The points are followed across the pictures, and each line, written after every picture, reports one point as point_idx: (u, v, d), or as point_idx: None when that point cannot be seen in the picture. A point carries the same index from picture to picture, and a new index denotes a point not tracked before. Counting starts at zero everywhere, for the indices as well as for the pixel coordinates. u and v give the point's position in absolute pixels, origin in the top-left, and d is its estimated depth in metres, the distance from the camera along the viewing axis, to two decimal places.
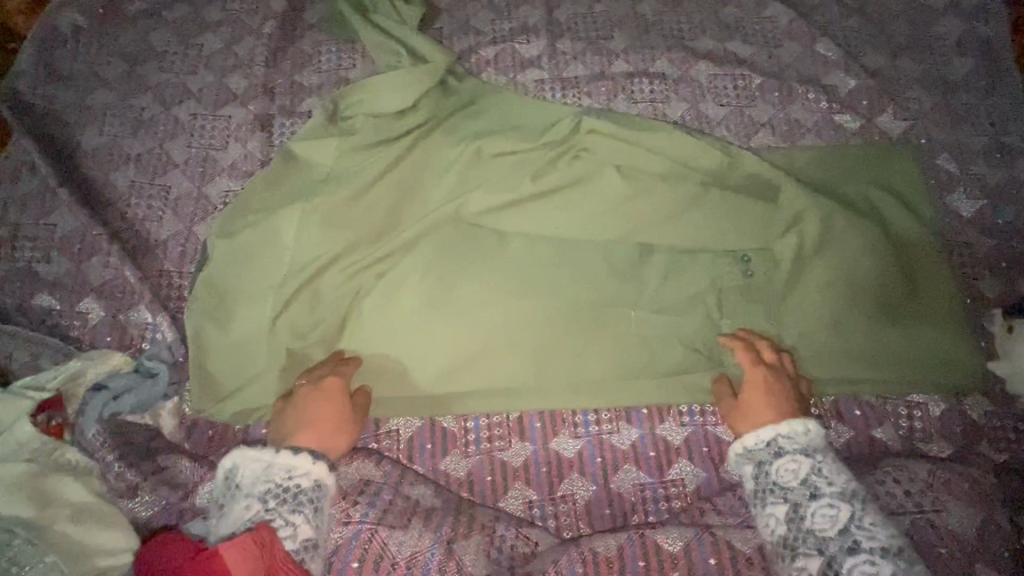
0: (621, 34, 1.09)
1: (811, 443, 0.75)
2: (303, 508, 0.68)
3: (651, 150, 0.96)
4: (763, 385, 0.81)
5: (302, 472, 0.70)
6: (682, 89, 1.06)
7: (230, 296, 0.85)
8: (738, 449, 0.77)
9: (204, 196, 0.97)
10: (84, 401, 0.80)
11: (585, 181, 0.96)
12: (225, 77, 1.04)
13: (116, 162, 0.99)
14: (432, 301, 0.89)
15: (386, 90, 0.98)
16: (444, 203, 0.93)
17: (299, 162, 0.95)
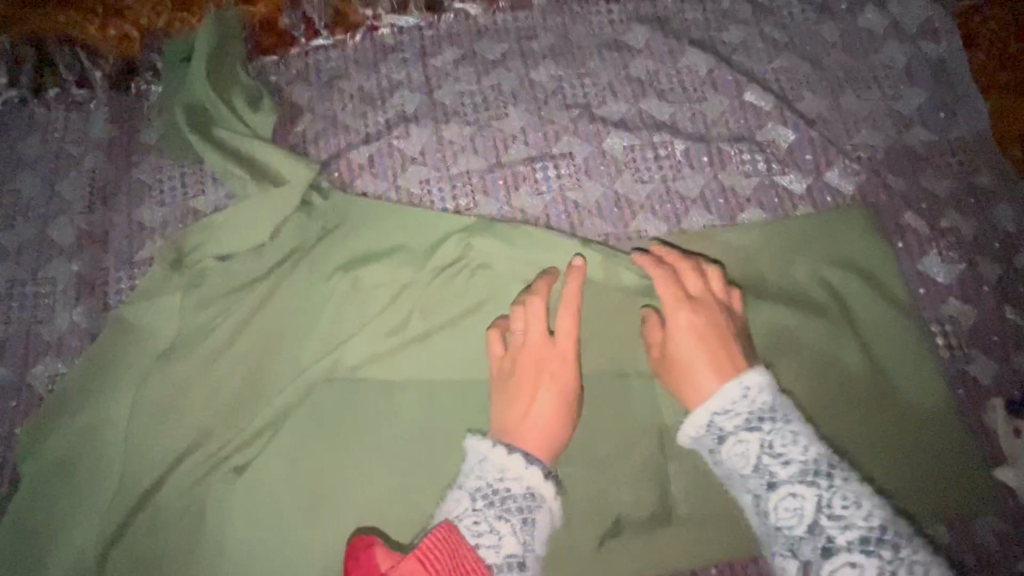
0: (515, 110, 0.93)
1: (755, 412, 0.63)
2: (509, 517, 0.59)
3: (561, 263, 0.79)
4: (693, 340, 0.70)
5: (514, 476, 0.62)
6: (595, 169, 0.89)
7: (59, 517, 0.69)
8: (684, 440, 0.68)
9: (26, 387, 0.79)
10: None
11: (484, 308, 0.79)
12: (48, 228, 0.87)
13: None
14: (309, 494, 0.72)
15: (234, 227, 0.80)
16: (313, 362, 0.76)
17: (131, 332, 0.77)
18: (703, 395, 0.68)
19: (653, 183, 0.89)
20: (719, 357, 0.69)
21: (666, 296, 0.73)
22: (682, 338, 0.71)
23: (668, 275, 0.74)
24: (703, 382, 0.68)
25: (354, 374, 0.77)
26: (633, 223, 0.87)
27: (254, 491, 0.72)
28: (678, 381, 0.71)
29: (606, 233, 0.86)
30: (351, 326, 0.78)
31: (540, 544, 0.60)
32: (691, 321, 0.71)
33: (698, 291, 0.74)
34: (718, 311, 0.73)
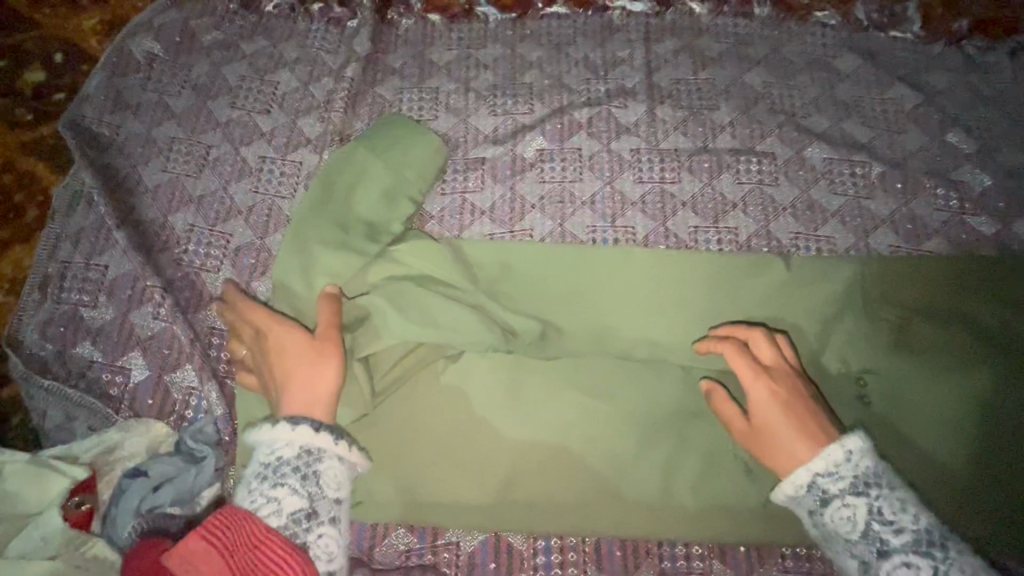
0: (726, 104, 1.00)
1: (860, 476, 0.62)
2: (285, 481, 0.58)
3: (752, 261, 0.87)
4: (774, 411, 0.68)
5: (283, 444, 0.60)
6: (793, 172, 0.96)
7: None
8: (779, 498, 0.65)
9: (265, 248, 0.89)
10: (120, 486, 0.68)
11: (676, 273, 0.85)
12: (299, 119, 0.98)
13: (178, 202, 0.92)
14: (500, 396, 0.78)
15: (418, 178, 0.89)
16: (518, 288, 0.84)
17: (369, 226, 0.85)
18: (798, 459, 0.65)
19: (846, 197, 0.94)
20: (804, 421, 0.66)
21: (744, 369, 0.70)
22: (764, 410, 0.68)
23: (737, 348, 0.72)
24: (791, 453, 0.65)
25: (552, 304, 0.83)
26: (823, 229, 0.92)
27: (454, 383, 0.79)
28: (764, 447, 0.68)
29: (797, 232, 0.92)
30: (554, 265, 0.85)
31: (333, 488, 0.60)
32: (770, 392, 0.69)
33: (770, 361, 0.72)
34: (794, 378, 0.70)
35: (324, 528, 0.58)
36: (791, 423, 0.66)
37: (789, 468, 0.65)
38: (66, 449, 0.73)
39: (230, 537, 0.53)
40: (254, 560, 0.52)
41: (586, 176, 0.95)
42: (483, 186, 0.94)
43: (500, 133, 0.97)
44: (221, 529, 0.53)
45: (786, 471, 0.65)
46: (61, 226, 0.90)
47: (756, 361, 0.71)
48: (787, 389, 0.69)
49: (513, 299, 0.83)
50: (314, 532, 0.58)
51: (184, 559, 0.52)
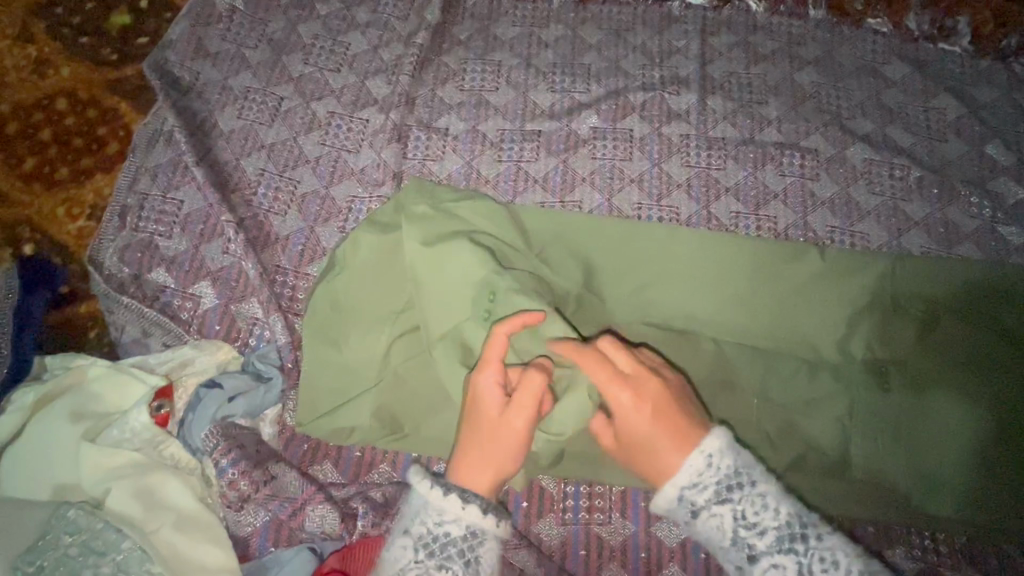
0: (775, 100, 1.04)
1: (722, 480, 0.61)
2: (450, 565, 0.57)
3: (790, 250, 0.91)
4: (642, 420, 0.64)
5: (451, 518, 0.59)
6: (834, 169, 1.00)
7: (346, 319, 0.79)
8: (657, 511, 0.63)
9: (329, 197, 0.95)
10: (195, 395, 0.75)
11: (718, 254, 0.90)
12: (368, 80, 1.03)
13: (250, 147, 0.98)
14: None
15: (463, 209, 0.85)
16: (568, 254, 0.88)
17: (435, 185, 0.89)
18: (667, 474, 0.62)
19: (883, 197, 0.98)
20: (671, 427, 0.63)
21: (603, 374, 0.65)
22: (630, 421, 0.64)
23: (603, 354, 0.66)
24: (665, 466, 0.62)
25: (599, 274, 0.89)
26: (859, 226, 0.96)
27: None
28: (642, 462, 0.64)
29: (834, 226, 0.96)
30: (600, 238, 0.90)
31: (488, 573, 0.59)
32: (635, 401, 0.64)
33: (631, 366, 0.66)
34: (661, 382, 0.66)
35: None
36: (653, 434, 0.63)
37: (663, 482, 0.62)
38: (141, 359, 0.79)
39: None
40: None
41: (636, 156, 0.99)
42: (537, 157, 0.99)
43: (557, 109, 1.02)
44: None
45: (658, 486, 0.63)
46: (142, 160, 0.96)
47: (619, 366, 0.66)
48: (653, 397, 0.64)
49: (564, 264, 0.88)
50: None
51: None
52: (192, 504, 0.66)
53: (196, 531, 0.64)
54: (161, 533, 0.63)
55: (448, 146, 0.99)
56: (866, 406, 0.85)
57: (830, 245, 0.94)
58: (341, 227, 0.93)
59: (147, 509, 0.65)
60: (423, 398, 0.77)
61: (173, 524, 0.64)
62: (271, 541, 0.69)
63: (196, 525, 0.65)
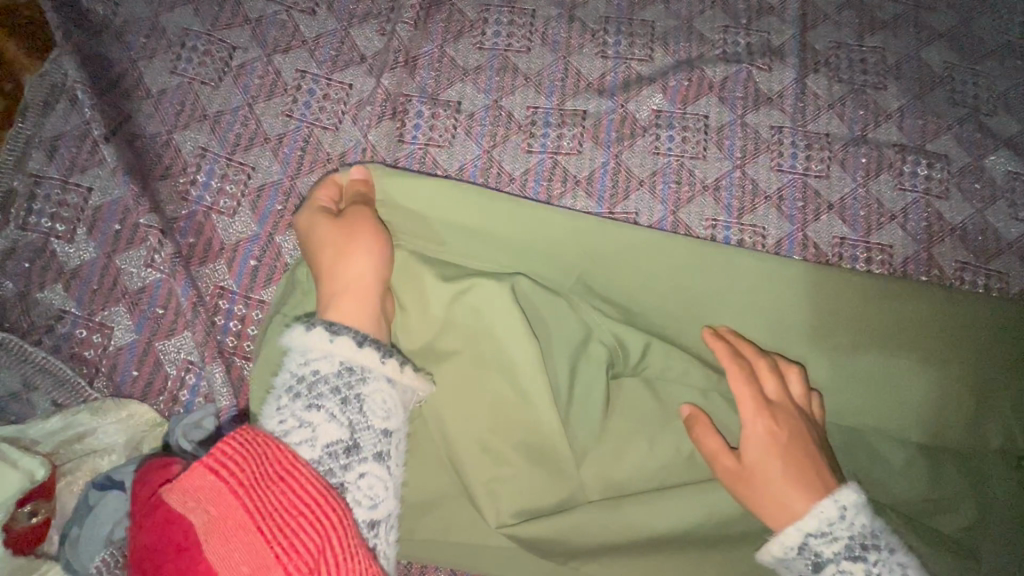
0: (896, 85, 0.79)
1: (856, 537, 0.50)
2: (321, 402, 0.44)
3: (910, 292, 0.68)
4: (774, 454, 0.55)
5: (319, 353, 0.46)
6: (969, 184, 0.76)
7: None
8: (762, 559, 0.52)
9: (295, 192, 0.69)
10: (86, 500, 0.50)
11: (813, 288, 0.66)
12: (353, 28, 0.75)
13: (186, 116, 0.71)
14: (578, 418, 0.61)
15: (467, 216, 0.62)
16: (614, 277, 0.64)
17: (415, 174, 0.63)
18: (790, 516, 0.52)
19: None
20: (805, 468, 0.54)
21: (742, 392, 0.58)
22: (756, 448, 0.56)
23: (744, 370, 0.59)
24: (787, 505, 0.53)
25: (654, 312, 0.64)
26: (997, 262, 0.73)
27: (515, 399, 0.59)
28: (752, 493, 0.55)
29: (964, 261, 0.73)
30: (661, 261, 0.64)
31: (379, 416, 0.46)
32: (768, 428, 0.56)
33: (777, 395, 0.59)
34: (799, 419, 0.58)
35: (367, 464, 0.44)
36: (788, 472, 0.54)
37: (781, 523, 0.52)
38: (18, 429, 0.55)
39: (252, 468, 0.38)
40: (288, 502, 0.37)
41: (712, 154, 0.74)
42: (580, 149, 0.73)
43: (609, 82, 0.76)
44: (229, 461, 0.38)
45: (773, 527, 0.53)
46: (34, 126, 0.69)
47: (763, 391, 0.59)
48: (789, 426, 0.57)
49: (607, 292, 0.64)
50: (355, 471, 0.43)
51: (188, 497, 0.37)
52: None
53: None
54: None
55: (459, 128, 0.73)
56: (1003, 511, 0.63)
57: (960, 287, 0.71)
58: None
59: None
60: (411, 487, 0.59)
61: None
62: None
63: None
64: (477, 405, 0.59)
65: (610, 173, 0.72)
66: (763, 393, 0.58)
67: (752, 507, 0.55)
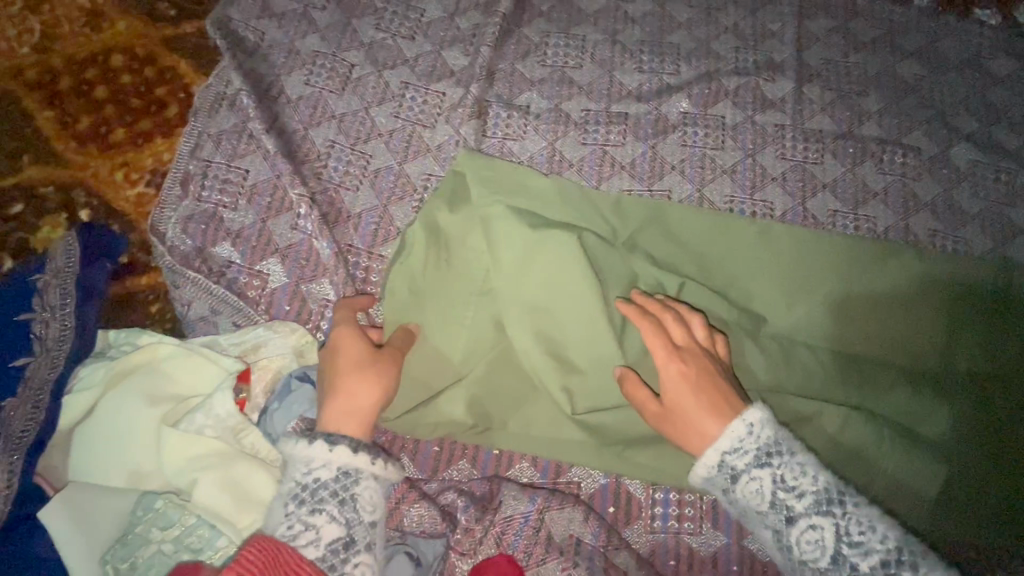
0: (876, 92, 0.98)
1: (761, 447, 0.63)
2: (323, 507, 0.57)
3: (885, 252, 0.86)
4: (687, 391, 0.67)
5: (321, 463, 0.59)
6: (937, 170, 0.94)
7: (424, 305, 0.77)
8: (695, 481, 0.66)
9: (404, 174, 0.89)
10: (283, 386, 0.69)
11: (805, 248, 0.86)
12: (444, 50, 0.97)
13: (318, 117, 0.92)
14: (629, 339, 0.77)
15: (540, 190, 0.83)
16: (649, 239, 0.85)
17: (497, 161, 0.84)
18: (708, 440, 0.65)
19: (987, 201, 0.93)
20: (713, 397, 0.67)
21: (658, 349, 0.70)
22: (676, 390, 0.68)
23: (653, 327, 0.71)
24: (704, 430, 0.65)
25: (681, 264, 0.84)
26: (963, 230, 0.91)
27: (580, 323, 0.76)
28: (676, 428, 0.68)
29: (936, 230, 0.91)
30: (686, 228, 0.85)
31: (368, 512, 0.59)
32: (680, 369, 0.68)
33: (682, 339, 0.71)
34: (704, 356, 0.70)
35: (361, 554, 0.58)
36: (703, 407, 0.66)
37: (702, 448, 0.65)
38: (213, 338, 0.75)
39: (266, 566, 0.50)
40: None
41: (728, 146, 0.93)
42: (624, 141, 0.93)
43: (645, 90, 0.96)
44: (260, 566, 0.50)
45: (698, 453, 0.66)
46: (204, 124, 0.90)
47: (674, 342, 0.70)
48: (700, 367, 0.69)
49: (645, 249, 0.84)
50: (351, 562, 0.57)
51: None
52: None
53: None
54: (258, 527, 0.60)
55: (528, 126, 0.93)
56: (969, 421, 0.80)
57: (933, 249, 0.88)
58: (415, 206, 0.87)
59: (241, 503, 0.61)
60: (504, 394, 0.77)
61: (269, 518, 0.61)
62: None
63: None
64: (552, 328, 0.76)
65: (648, 160, 0.92)
66: (671, 342, 0.70)
67: (682, 441, 0.67)
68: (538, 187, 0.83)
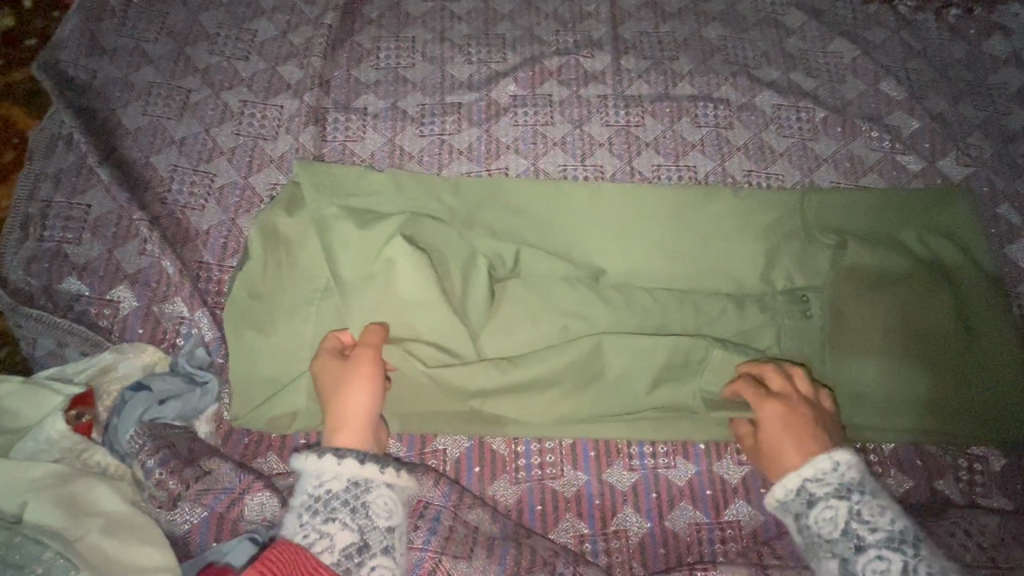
0: (685, 55, 1.08)
1: (843, 482, 0.69)
2: (336, 515, 0.62)
3: (709, 193, 0.94)
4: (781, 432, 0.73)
5: (331, 476, 0.63)
6: (746, 117, 1.04)
7: (269, 305, 0.79)
8: (771, 503, 0.72)
9: (249, 187, 0.92)
10: (122, 398, 0.71)
11: (632, 201, 0.92)
12: (279, 66, 1.01)
13: (158, 144, 0.94)
14: (472, 307, 0.81)
15: (377, 187, 0.88)
16: (486, 213, 0.89)
17: (329, 165, 0.88)
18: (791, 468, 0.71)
19: (792, 139, 1.03)
20: (800, 434, 0.72)
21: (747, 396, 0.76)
22: (771, 429, 0.74)
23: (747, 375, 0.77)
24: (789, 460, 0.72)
25: (520, 231, 0.89)
26: (774, 167, 1.01)
27: (420, 299, 0.77)
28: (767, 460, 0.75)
29: (750, 170, 1.00)
30: (523, 199, 0.91)
31: (382, 517, 0.63)
32: (780, 413, 0.74)
33: (780, 387, 0.76)
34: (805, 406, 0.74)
35: (376, 557, 0.61)
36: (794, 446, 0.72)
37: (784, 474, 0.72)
38: (59, 369, 0.75)
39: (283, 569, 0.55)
40: None
41: (557, 120, 1.01)
42: (460, 129, 0.99)
43: (476, 80, 1.02)
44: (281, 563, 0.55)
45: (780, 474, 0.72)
46: (40, 165, 0.91)
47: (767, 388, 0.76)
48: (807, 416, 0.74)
49: (483, 222, 0.89)
50: (367, 565, 0.61)
51: None
52: (122, 507, 0.64)
53: (127, 533, 0.62)
54: (89, 538, 0.60)
55: (368, 126, 0.97)
56: (792, 332, 0.88)
57: (748, 187, 0.98)
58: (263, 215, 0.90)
59: (73, 517, 0.61)
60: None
61: (102, 528, 0.61)
62: (212, 539, 0.65)
63: (129, 527, 0.62)
64: (393, 306, 0.77)
65: (484, 143, 0.98)
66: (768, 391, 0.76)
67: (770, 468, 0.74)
68: (373, 183, 0.88)
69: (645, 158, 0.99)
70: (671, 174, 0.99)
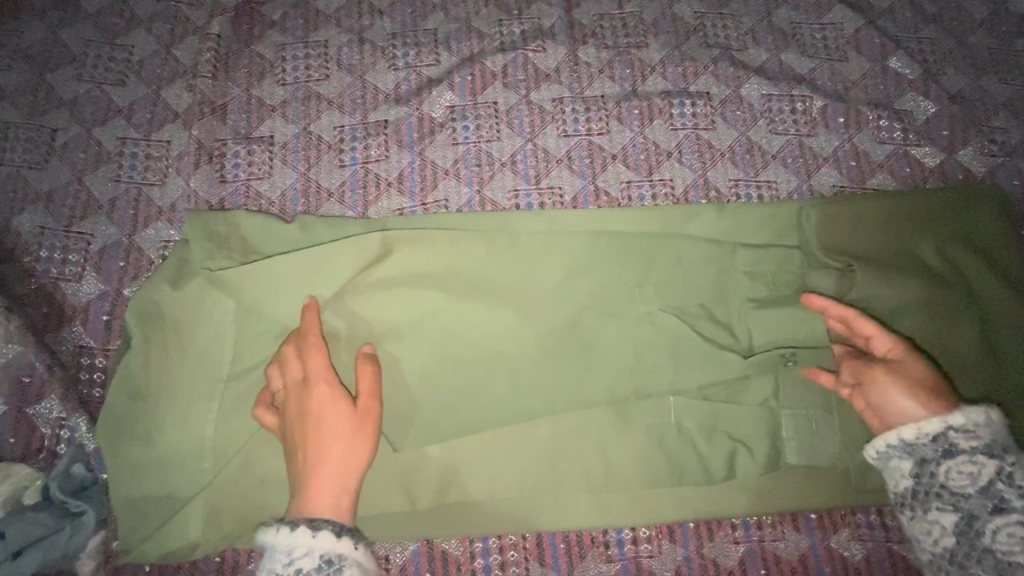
0: (656, 41, 0.90)
1: (995, 441, 0.58)
2: None
3: (687, 219, 0.79)
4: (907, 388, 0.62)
5: (301, 553, 0.50)
6: (730, 113, 0.87)
7: (151, 408, 0.64)
8: (888, 445, 0.61)
9: (135, 248, 0.76)
10: None
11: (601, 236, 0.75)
12: (163, 89, 0.83)
13: (21, 202, 0.77)
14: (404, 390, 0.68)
15: (283, 240, 0.71)
16: (414, 260, 0.70)
17: (220, 214, 0.72)
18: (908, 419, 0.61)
19: (787, 136, 0.87)
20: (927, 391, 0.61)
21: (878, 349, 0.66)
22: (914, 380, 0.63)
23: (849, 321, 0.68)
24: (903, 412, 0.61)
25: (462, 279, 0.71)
26: (765, 173, 0.85)
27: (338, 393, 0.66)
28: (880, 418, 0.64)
29: (737, 179, 0.84)
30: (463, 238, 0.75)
31: None
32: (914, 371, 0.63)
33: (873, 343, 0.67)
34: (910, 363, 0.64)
35: None
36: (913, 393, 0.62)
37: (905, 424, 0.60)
38: None
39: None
40: None
41: (505, 133, 0.84)
42: (387, 154, 0.82)
43: (403, 90, 0.85)
44: None
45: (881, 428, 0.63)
46: None
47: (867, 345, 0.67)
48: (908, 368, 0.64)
49: (412, 273, 0.70)
50: None
51: None
52: None
53: None
54: None
55: (275, 159, 0.81)
56: (790, 384, 0.74)
57: (735, 202, 0.82)
58: None
59: None
60: (262, 488, 0.63)
61: None
62: None
63: None
64: None
65: (418, 169, 0.81)
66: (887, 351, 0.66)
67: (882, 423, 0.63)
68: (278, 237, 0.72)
69: (611, 175, 0.83)
70: (643, 192, 0.83)
